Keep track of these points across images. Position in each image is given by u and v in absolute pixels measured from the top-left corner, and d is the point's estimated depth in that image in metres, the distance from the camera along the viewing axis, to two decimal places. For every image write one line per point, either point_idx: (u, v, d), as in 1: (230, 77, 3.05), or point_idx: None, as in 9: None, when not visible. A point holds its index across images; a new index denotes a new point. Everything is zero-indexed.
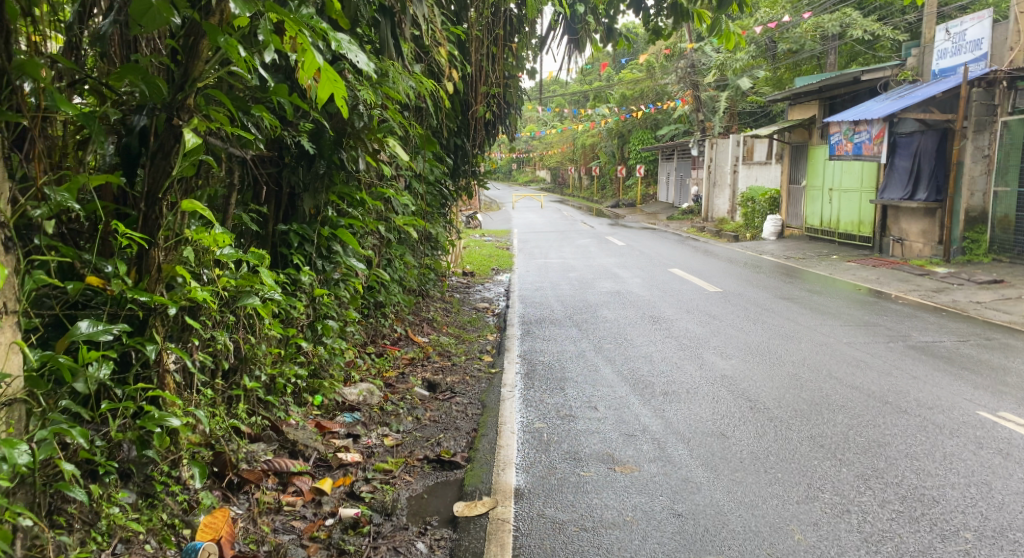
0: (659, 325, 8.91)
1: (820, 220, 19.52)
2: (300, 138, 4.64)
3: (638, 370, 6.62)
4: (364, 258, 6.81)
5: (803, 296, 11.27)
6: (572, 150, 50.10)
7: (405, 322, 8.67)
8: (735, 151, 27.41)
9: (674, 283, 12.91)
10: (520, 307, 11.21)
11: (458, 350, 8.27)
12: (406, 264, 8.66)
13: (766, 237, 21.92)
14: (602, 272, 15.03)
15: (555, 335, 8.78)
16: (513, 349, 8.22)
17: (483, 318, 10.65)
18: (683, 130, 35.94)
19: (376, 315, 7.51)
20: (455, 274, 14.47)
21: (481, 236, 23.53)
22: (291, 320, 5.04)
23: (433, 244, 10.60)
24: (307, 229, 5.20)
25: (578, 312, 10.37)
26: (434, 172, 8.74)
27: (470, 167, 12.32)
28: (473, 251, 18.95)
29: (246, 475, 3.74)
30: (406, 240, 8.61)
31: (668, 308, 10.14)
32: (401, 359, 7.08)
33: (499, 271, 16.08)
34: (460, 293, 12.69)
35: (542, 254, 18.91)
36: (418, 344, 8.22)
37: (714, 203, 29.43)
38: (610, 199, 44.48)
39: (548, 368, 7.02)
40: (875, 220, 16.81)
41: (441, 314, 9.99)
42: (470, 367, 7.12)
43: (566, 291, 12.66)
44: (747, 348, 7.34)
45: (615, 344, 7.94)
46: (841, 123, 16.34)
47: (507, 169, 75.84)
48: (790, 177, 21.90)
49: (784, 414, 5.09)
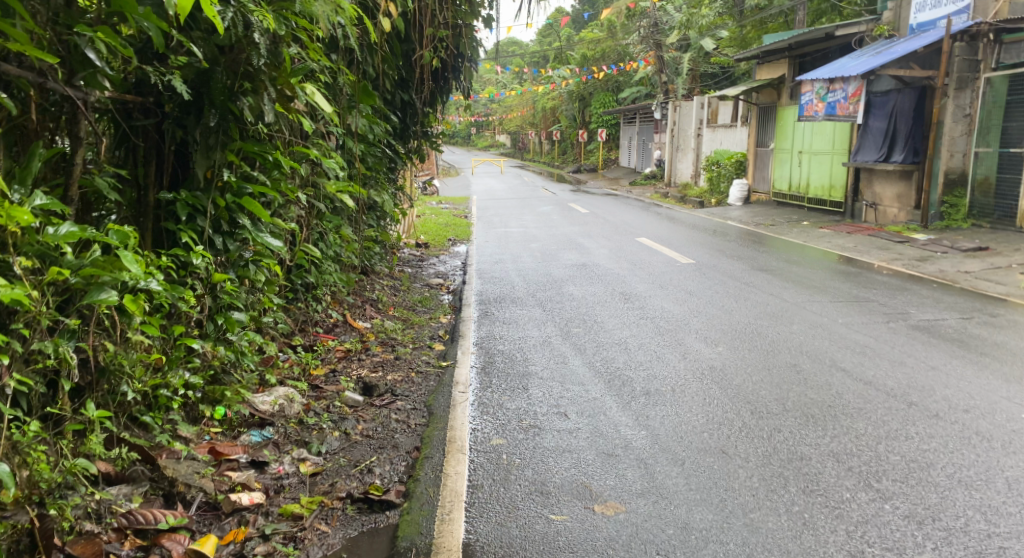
0: (631, 305, 7.94)
1: (788, 185, 18.70)
2: (171, 78, 3.81)
3: (611, 361, 5.70)
4: (287, 233, 5.90)
5: (781, 267, 10.34)
6: (532, 114, 48.94)
7: (343, 304, 7.67)
8: (699, 114, 26.51)
9: (642, 254, 11.98)
10: (478, 283, 10.23)
11: (406, 337, 7.29)
12: (342, 238, 7.62)
13: (732, 202, 21.13)
14: (565, 242, 14.10)
15: (514, 316, 7.84)
16: (468, 335, 7.24)
17: (435, 296, 9.64)
18: (645, 92, 34.98)
19: (306, 299, 6.67)
20: (408, 246, 13.39)
21: (437, 204, 22.36)
22: (177, 316, 4.17)
23: (377, 214, 9.54)
24: (200, 199, 4.37)
25: (539, 288, 9.42)
26: (373, 130, 7.61)
27: (420, 128, 11.19)
28: (429, 220, 17.92)
29: (78, 548, 2.84)
30: (343, 210, 7.54)
31: (637, 284, 9.21)
32: (333, 353, 6.10)
33: (456, 242, 15.03)
34: (412, 267, 11.67)
35: (502, 222, 17.93)
36: (358, 331, 7.25)
37: (677, 168, 28.64)
38: (572, 164, 43.47)
39: (507, 359, 6.05)
40: (847, 184, 16.02)
41: (386, 293, 8.96)
42: (417, 361, 6.12)
43: (528, 264, 11.66)
44: (728, 330, 6.46)
45: (585, 327, 7.03)
46: (812, 81, 15.22)
47: (466, 134, 74.32)
48: (756, 140, 21.02)
49: (794, 420, 4.18)
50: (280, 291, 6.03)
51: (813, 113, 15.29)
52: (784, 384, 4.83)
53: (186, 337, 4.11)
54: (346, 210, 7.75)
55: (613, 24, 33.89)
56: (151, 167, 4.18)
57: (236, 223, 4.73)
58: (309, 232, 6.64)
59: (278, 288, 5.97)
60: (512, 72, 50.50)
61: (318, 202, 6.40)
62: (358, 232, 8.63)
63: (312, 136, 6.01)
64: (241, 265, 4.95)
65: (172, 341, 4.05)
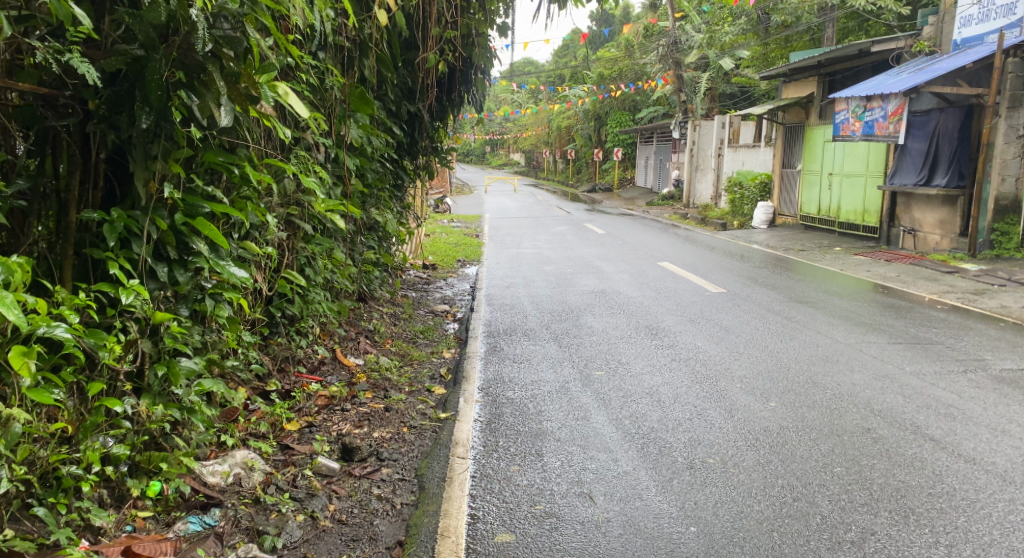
0: (659, 343, 7.01)
1: (817, 208, 17.74)
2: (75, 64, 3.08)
3: (642, 417, 4.79)
4: (259, 259, 5.02)
5: (821, 299, 9.38)
6: (547, 133, 48.22)
7: (332, 334, 6.77)
8: (720, 134, 25.57)
9: (666, 281, 11.04)
10: (487, 311, 9.34)
11: (401, 377, 6.38)
12: (334, 261, 6.75)
13: (756, 225, 20.21)
14: (582, 266, 13.20)
15: (525, 353, 6.92)
16: (473, 375, 6.33)
17: (440, 326, 8.74)
18: (662, 112, 34.18)
19: (287, 333, 5.82)
20: (414, 268, 12.54)
21: (448, 222, 21.57)
22: (97, 367, 3.34)
23: (377, 235, 8.69)
24: (138, 219, 3.53)
25: (555, 319, 8.50)
26: (371, 143, 6.77)
27: (427, 143, 10.34)
28: (438, 239, 17.08)
29: None
30: (338, 232, 6.68)
31: (665, 317, 8.30)
32: (312, 401, 5.20)
33: (465, 262, 14.16)
34: (417, 291, 10.80)
35: (514, 242, 17.08)
36: (349, 368, 6.34)
37: (696, 188, 27.77)
38: (587, 183, 42.64)
39: (517, 410, 5.13)
40: (883, 208, 15.05)
41: (385, 320, 8.08)
42: (412, 412, 5.15)
43: (542, 289, 10.78)
44: (779, 379, 5.52)
45: (608, 370, 6.12)
46: (848, 99, 14.25)
47: (480, 152, 73.76)
48: (783, 161, 20.08)
49: (887, 516, 3.30)
50: (251, 327, 5.15)
51: (850, 132, 14.28)
52: (853, 453, 3.94)
53: (108, 397, 3.34)
54: (340, 229, 6.90)
55: (630, 43, 33.13)
56: (75, 180, 3.40)
57: (187, 248, 3.87)
58: (291, 257, 5.75)
59: (246, 323, 5.09)
60: (528, 90, 49.88)
61: (302, 223, 5.54)
62: (355, 255, 7.77)
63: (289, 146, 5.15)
64: (195, 298, 4.08)
65: (89, 403, 3.26)
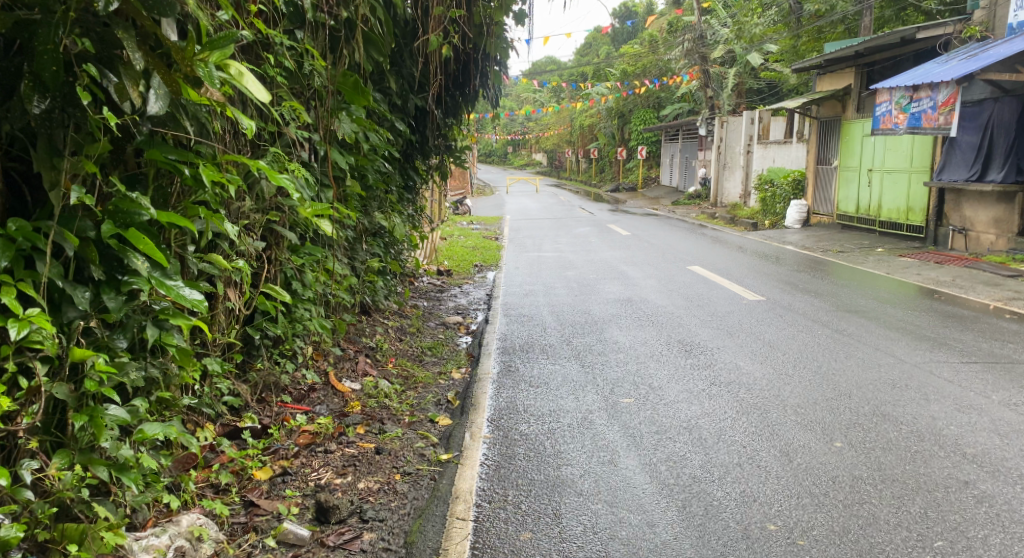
0: (696, 363, 6.19)
1: (856, 206, 16.82)
2: None
3: (681, 462, 4.02)
4: (228, 274, 4.28)
5: (873, 309, 8.55)
6: (569, 132, 47.41)
7: (325, 354, 5.98)
8: (749, 129, 24.63)
9: (698, 287, 10.23)
10: (503, 324, 8.54)
11: (402, 404, 5.58)
12: (329, 273, 6.02)
13: (789, 225, 19.30)
14: (606, 270, 12.41)
15: (543, 375, 6.13)
16: (484, 401, 5.56)
17: (451, 340, 7.96)
18: (687, 108, 33.30)
19: (269, 356, 5.07)
20: (426, 274, 11.79)
21: (467, 224, 20.77)
22: None
23: (382, 241, 7.96)
24: (45, 233, 2.80)
25: (577, 333, 7.68)
26: (372, 141, 6.05)
27: (438, 141, 9.58)
28: (454, 242, 16.33)
29: None
30: (334, 241, 5.95)
31: (700, 331, 7.49)
32: (291, 441, 4.43)
33: (482, 267, 13.40)
34: (428, 300, 10.07)
35: (534, 245, 16.28)
36: (342, 395, 5.55)
37: (724, 186, 26.87)
38: (609, 183, 41.79)
39: (531, 449, 4.37)
40: (930, 206, 14.13)
41: (390, 335, 7.34)
42: (409, 452, 4.39)
43: (564, 297, 10.01)
44: (841, 412, 4.71)
45: (637, 396, 5.33)
46: (891, 90, 13.30)
47: (502, 152, 73.07)
48: (817, 157, 19.15)
49: None
50: (219, 353, 4.41)
51: (893, 125, 13.31)
52: (949, 513, 3.32)
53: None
54: (338, 236, 6.18)
55: (654, 38, 32.28)
56: None
57: (121, 266, 3.13)
58: (273, 270, 5.00)
59: (212, 348, 4.34)
60: (549, 87, 49.06)
61: (284, 232, 4.79)
62: (355, 265, 7.04)
63: (259, 142, 4.41)
64: (140, 326, 3.34)
65: None
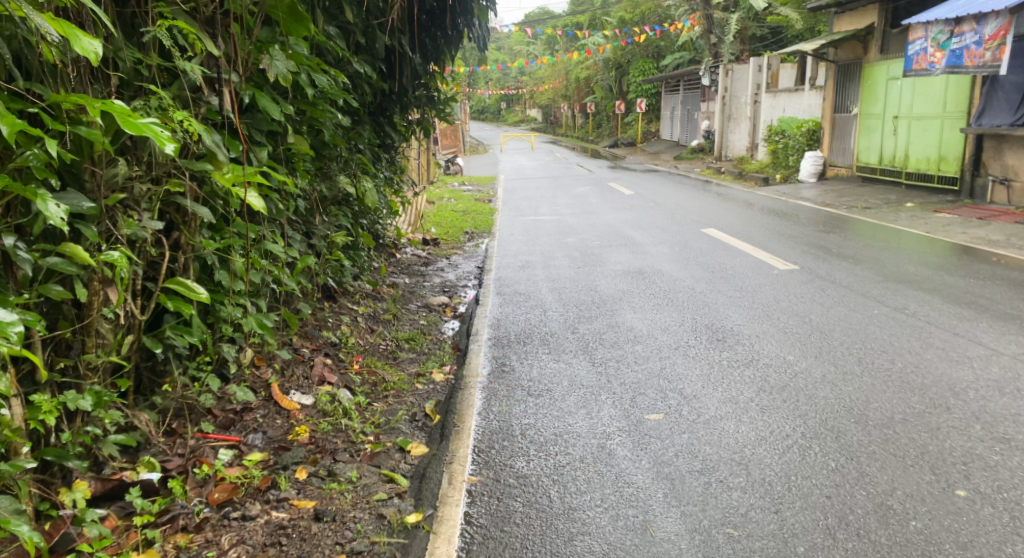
0: (734, 361, 4.94)
1: (881, 157, 15.87)
2: None
3: (746, 528, 2.89)
4: (90, 273, 3.08)
5: (925, 277, 7.37)
6: (565, 86, 45.71)
7: (268, 360, 4.72)
8: (756, 78, 23.20)
9: (718, 255, 9.01)
10: (495, 304, 7.30)
11: (365, 423, 4.34)
12: (275, 256, 4.79)
13: (803, 178, 18.03)
14: (612, 235, 11.18)
15: (544, 378, 4.91)
16: (469, 418, 4.33)
17: (433, 328, 6.72)
18: (688, 58, 31.77)
19: (181, 369, 3.85)
20: (411, 245, 10.53)
21: (459, 186, 19.42)
22: None
23: (346, 211, 6.69)
24: None
25: (583, 318, 6.44)
26: (324, 87, 4.79)
27: (419, 91, 8.26)
28: (445, 205, 15.02)
29: None
30: (279, 213, 4.70)
31: (730, 312, 6.27)
32: (200, 499, 3.25)
33: (473, 234, 12.11)
34: (411, 276, 8.84)
35: (531, 207, 14.97)
36: (287, 415, 4.31)
37: (729, 139, 25.54)
38: (608, 138, 40.30)
39: (533, 503, 3.22)
40: (965, 154, 13.30)
41: (359, 326, 6.09)
42: (358, 515, 3.21)
43: (566, 268, 8.80)
44: (942, 435, 3.51)
45: (667, 411, 4.12)
46: (927, 25, 12.19)
47: (496, 109, 71.24)
48: (834, 105, 17.82)
49: None
50: (98, 379, 3.20)
51: (930, 64, 12.27)
52: None
53: None
54: (285, 207, 4.95)
55: None
56: None
57: None
58: (183, 258, 3.77)
59: (85, 376, 3.16)
60: (544, 39, 47.22)
61: (193, 208, 3.57)
62: (313, 241, 5.78)
63: (128, 87, 3.15)
64: None
65: None
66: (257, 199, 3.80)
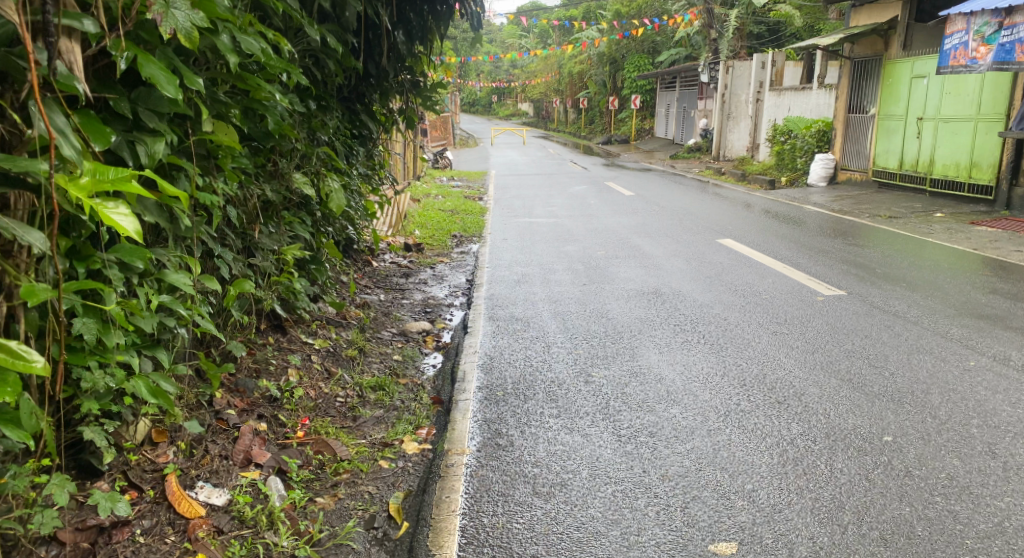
0: (822, 447, 3.64)
1: (901, 162, 14.72)
2: None
3: None
4: None
5: (1005, 317, 6.17)
6: (557, 80, 44.31)
7: (170, 435, 3.30)
8: (760, 75, 21.98)
9: (748, 274, 7.75)
10: (487, 332, 5.97)
11: (297, 541, 3.00)
12: (192, 287, 3.42)
13: (813, 182, 16.81)
14: (619, 243, 9.89)
15: (554, 461, 3.58)
16: (453, 541, 3.03)
17: (412, 363, 5.41)
18: (685, 54, 30.56)
19: (24, 466, 2.48)
20: (389, 250, 9.15)
21: (445, 180, 17.99)
22: None
23: (306, 216, 5.32)
24: None
25: (597, 359, 5.10)
26: (269, 57, 3.45)
27: (401, 75, 6.91)
28: (430, 203, 13.62)
29: None
30: (190, 229, 3.32)
31: (787, 360, 4.97)
32: None
33: (461, 237, 10.73)
34: (388, 290, 7.49)
35: (524, 208, 13.61)
36: (183, 530, 2.92)
37: (729, 139, 24.34)
38: (600, 134, 38.99)
39: None
40: (1003, 160, 12.23)
41: (312, 370, 4.60)
42: None
43: (573, 285, 7.51)
44: None
45: (740, 543, 2.89)
46: (968, 17, 11.06)
47: (486, 101, 69.79)
48: (849, 104, 16.60)
49: None
50: None
51: (969, 60, 11.13)
52: None
53: None
54: (207, 219, 3.59)
55: None
56: None
57: None
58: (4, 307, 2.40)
59: None
60: (536, 31, 45.82)
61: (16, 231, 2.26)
62: (253, 259, 4.41)
63: None
64: None
65: None
66: (129, 218, 2.43)
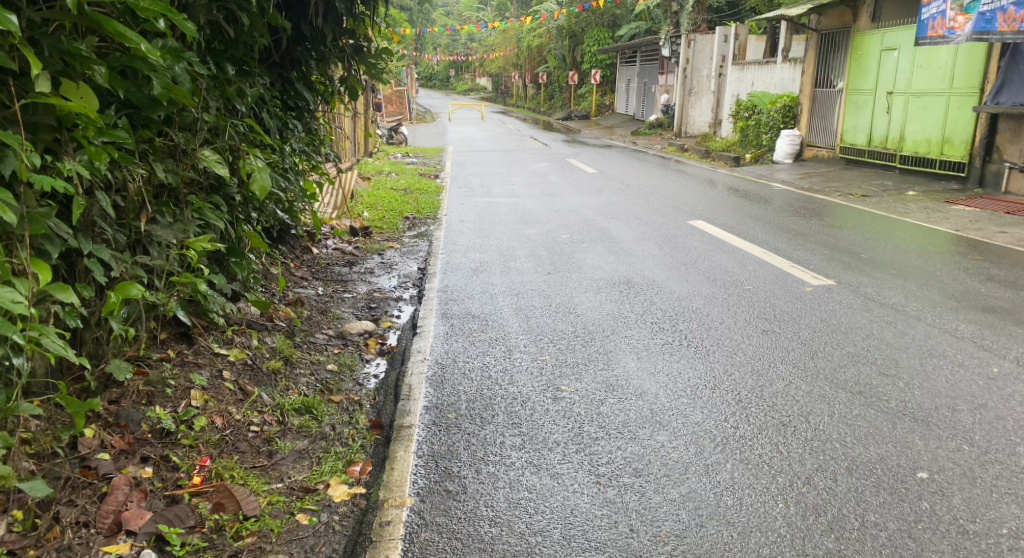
0: (846, 492, 2.94)
1: (871, 138, 14.17)
2: None
3: None
4: None
5: (1012, 309, 5.56)
6: (516, 54, 43.29)
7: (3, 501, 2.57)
8: (724, 48, 21.33)
9: (725, 260, 7.08)
10: (438, 333, 5.19)
11: None
12: (39, 301, 2.60)
13: (780, 158, 16.24)
14: (583, 225, 9.16)
15: (518, 517, 2.86)
16: None
17: (349, 372, 4.62)
18: (646, 27, 29.81)
19: None
20: (331, 234, 8.30)
21: (400, 157, 17.08)
22: None
23: (223, 199, 4.48)
24: None
25: (566, 368, 4.35)
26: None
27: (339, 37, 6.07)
28: (381, 181, 12.74)
29: None
30: (31, 225, 2.50)
31: (784, 368, 4.27)
32: None
33: (412, 219, 9.90)
34: (329, 281, 6.67)
35: (482, 187, 12.80)
36: None
37: (692, 115, 23.71)
38: (560, 110, 38.13)
39: None
40: (976, 136, 11.73)
41: (223, 385, 3.80)
42: None
43: (534, 275, 6.76)
44: None
45: None
46: None
47: (443, 77, 68.33)
48: (816, 78, 16.00)
49: None
50: None
51: (946, 30, 10.57)
52: None
53: None
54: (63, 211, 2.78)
55: None
56: None
57: None
58: None
59: None
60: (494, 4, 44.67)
61: None
62: (143, 256, 3.56)
63: None
64: None
65: None
66: None
